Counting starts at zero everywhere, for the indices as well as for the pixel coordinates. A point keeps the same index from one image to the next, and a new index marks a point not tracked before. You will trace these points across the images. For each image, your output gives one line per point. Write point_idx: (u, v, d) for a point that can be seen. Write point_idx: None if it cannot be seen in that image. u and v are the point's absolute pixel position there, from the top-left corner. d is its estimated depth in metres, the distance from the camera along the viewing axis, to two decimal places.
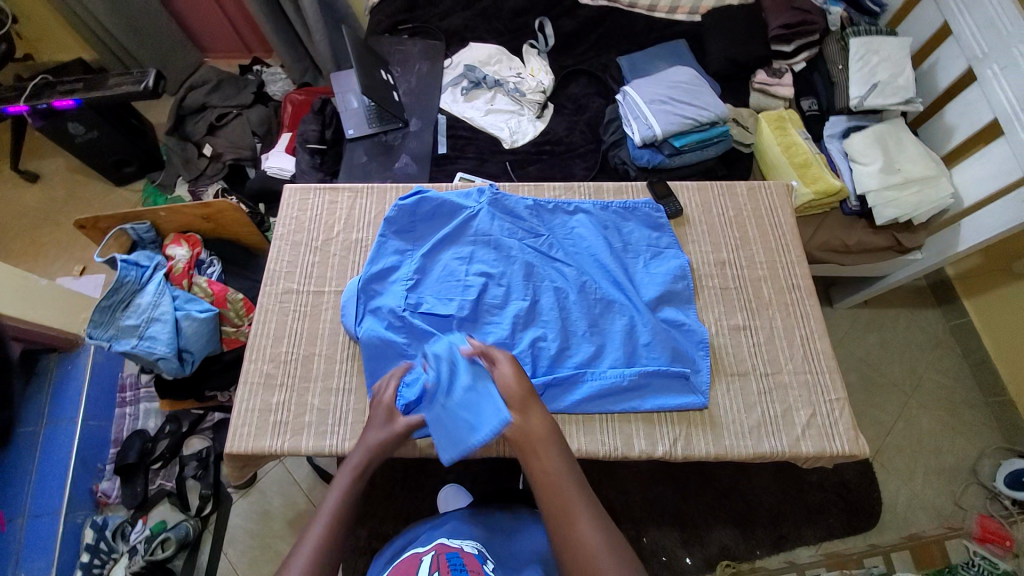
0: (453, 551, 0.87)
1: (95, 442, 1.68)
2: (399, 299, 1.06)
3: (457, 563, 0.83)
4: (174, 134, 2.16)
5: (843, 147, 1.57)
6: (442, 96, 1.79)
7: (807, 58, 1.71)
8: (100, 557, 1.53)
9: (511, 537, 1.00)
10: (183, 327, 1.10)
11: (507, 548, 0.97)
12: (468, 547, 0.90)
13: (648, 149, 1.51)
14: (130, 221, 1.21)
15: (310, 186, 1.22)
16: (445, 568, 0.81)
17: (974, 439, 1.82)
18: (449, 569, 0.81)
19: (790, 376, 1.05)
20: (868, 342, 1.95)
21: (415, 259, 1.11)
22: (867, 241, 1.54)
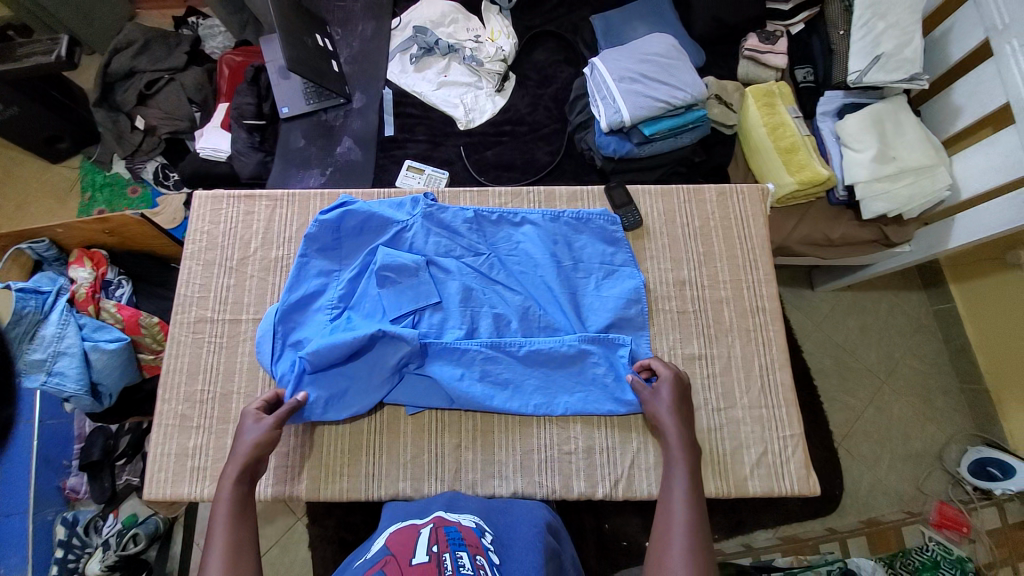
0: (451, 525, 0.78)
1: (58, 439, 1.47)
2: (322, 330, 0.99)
3: (456, 537, 0.74)
4: (102, 105, 1.80)
5: (835, 128, 1.40)
6: (389, 65, 1.57)
7: (806, 19, 1.54)
8: (74, 552, 1.39)
9: (509, 510, 0.90)
10: (93, 361, 1.16)
11: (506, 519, 0.87)
12: (466, 521, 0.81)
13: (615, 136, 1.34)
14: (27, 239, 1.24)
15: (221, 195, 1.14)
16: (445, 542, 0.71)
17: (945, 424, 1.69)
18: (449, 543, 0.71)
19: (743, 411, 1.01)
20: (846, 328, 1.75)
21: (340, 283, 1.02)
22: (851, 235, 1.41)
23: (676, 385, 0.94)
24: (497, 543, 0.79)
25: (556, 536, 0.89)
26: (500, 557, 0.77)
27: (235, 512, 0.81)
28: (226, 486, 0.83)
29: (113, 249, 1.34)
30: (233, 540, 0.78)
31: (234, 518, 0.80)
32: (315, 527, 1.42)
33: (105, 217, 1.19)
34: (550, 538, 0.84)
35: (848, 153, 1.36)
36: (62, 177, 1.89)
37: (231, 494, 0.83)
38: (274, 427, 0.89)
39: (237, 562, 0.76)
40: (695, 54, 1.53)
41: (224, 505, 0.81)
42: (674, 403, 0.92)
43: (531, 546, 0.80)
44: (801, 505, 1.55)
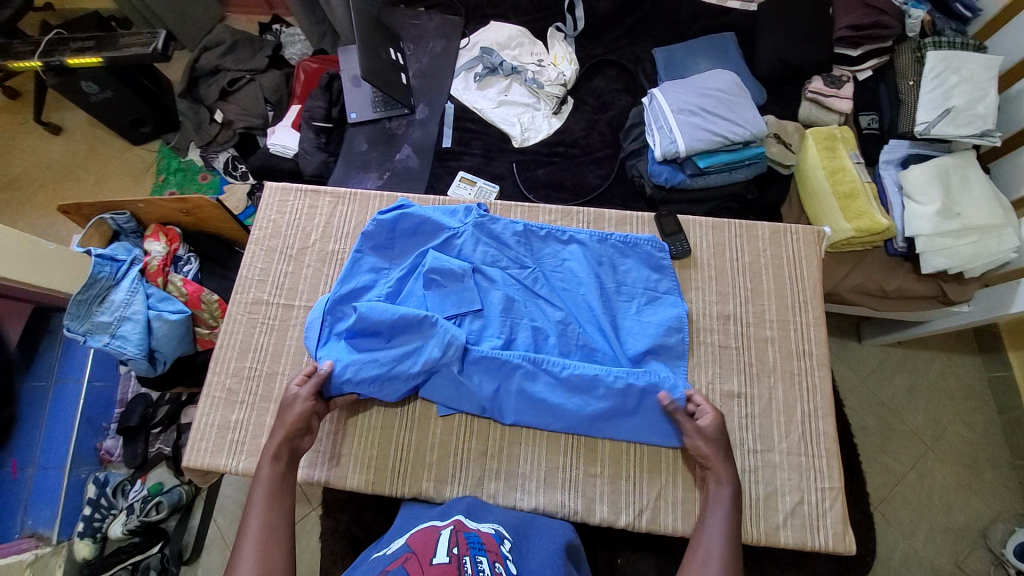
0: (470, 530, 0.78)
1: (100, 402, 1.56)
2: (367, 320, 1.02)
3: (476, 542, 0.74)
4: (185, 97, 1.97)
5: (899, 178, 1.36)
6: (454, 82, 1.65)
7: (874, 67, 1.51)
8: (100, 512, 1.43)
9: (532, 525, 0.89)
10: (155, 328, 1.24)
11: (522, 534, 0.86)
12: (486, 528, 0.81)
13: (668, 165, 1.35)
14: (110, 211, 1.34)
15: (290, 188, 1.22)
16: (465, 545, 0.72)
17: (989, 500, 1.55)
18: (469, 547, 0.71)
19: (781, 456, 0.98)
20: (893, 386, 1.66)
21: (390, 280, 1.06)
22: (907, 288, 1.36)
23: (719, 423, 0.91)
24: (515, 553, 0.79)
25: (575, 558, 0.88)
26: (517, 567, 0.76)
27: (274, 483, 0.86)
28: (267, 462, 0.87)
29: (186, 228, 1.44)
30: (268, 521, 0.81)
31: (270, 500, 0.84)
32: (328, 520, 1.43)
33: (185, 197, 1.29)
34: (569, 558, 0.83)
35: (912, 204, 1.31)
36: (141, 159, 2.05)
37: (271, 470, 0.87)
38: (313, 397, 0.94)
39: (267, 550, 0.78)
40: (756, 92, 1.53)
41: (262, 482, 0.85)
42: (715, 440, 0.90)
43: (551, 561, 0.79)
44: (832, 570, 1.44)
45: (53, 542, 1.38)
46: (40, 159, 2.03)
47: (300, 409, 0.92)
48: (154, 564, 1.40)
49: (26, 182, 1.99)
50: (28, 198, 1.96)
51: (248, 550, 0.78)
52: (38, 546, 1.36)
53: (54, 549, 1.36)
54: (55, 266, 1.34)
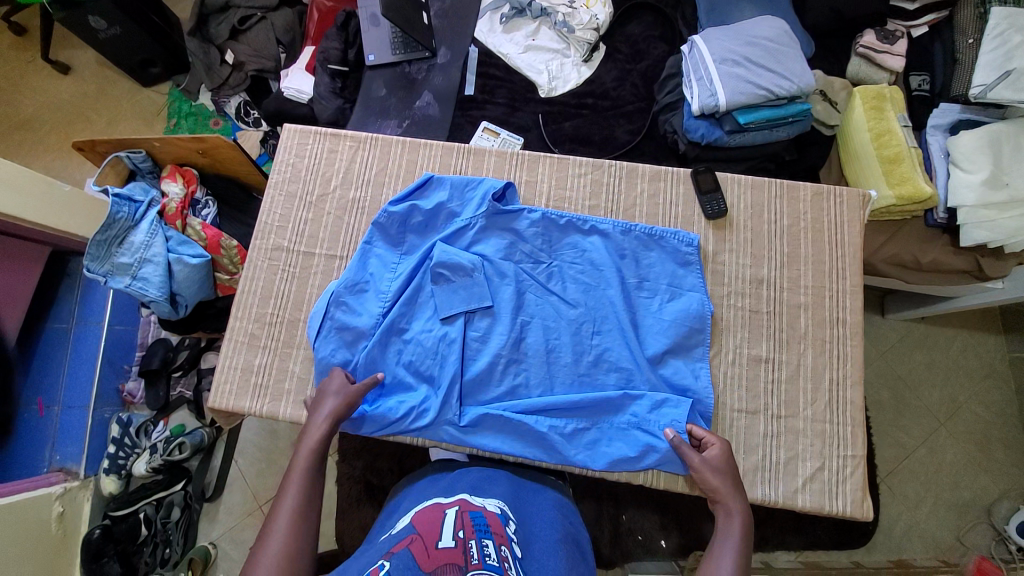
0: (476, 511, 0.76)
1: (122, 345, 1.58)
2: (373, 318, 1.00)
3: (482, 524, 0.72)
4: (195, 36, 1.84)
5: (947, 144, 1.28)
6: (478, 24, 1.55)
7: (931, 21, 1.39)
8: (124, 450, 1.48)
9: (531, 500, 0.89)
10: (176, 272, 1.23)
11: (527, 510, 0.85)
12: (491, 507, 0.79)
13: (706, 121, 1.28)
14: (126, 148, 1.31)
15: (310, 131, 1.17)
16: (471, 529, 0.70)
17: (999, 478, 1.55)
18: (475, 531, 0.70)
19: (805, 422, 0.98)
20: (913, 361, 1.63)
21: (399, 273, 1.03)
22: (944, 261, 1.28)
23: (726, 453, 0.88)
24: (520, 536, 0.77)
25: (575, 545, 0.84)
26: (523, 548, 0.75)
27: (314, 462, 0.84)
28: (307, 447, 0.85)
29: (203, 170, 1.41)
30: (301, 500, 0.79)
31: (305, 480, 0.82)
32: (345, 465, 1.47)
33: (201, 137, 1.25)
34: (569, 547, 0.81)
35: (957, 172, 1.24)
36: (151, 102, 1.98)
37: (310, 453, 0.84)
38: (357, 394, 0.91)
39: (298, 530, 0.76)
40: (804, 44, 1.42)
41: (300, 464, 0.83)
42: (723, 471, 0.86)
43: (552, 551, 0.76)
44: (835, 537, 1.46)
45: (81, 477, 1.44)
46: (50, 99, 1.97)
47: (333, 403, 0.90)
48: (179, 500, 1.46)
49: (38, 123, 1.94)
50: (40, 140, 1.92)
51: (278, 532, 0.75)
52: (67, 479, 1.42)
53: (82, 484, 1.43)
54: (71, 209, 1.34)
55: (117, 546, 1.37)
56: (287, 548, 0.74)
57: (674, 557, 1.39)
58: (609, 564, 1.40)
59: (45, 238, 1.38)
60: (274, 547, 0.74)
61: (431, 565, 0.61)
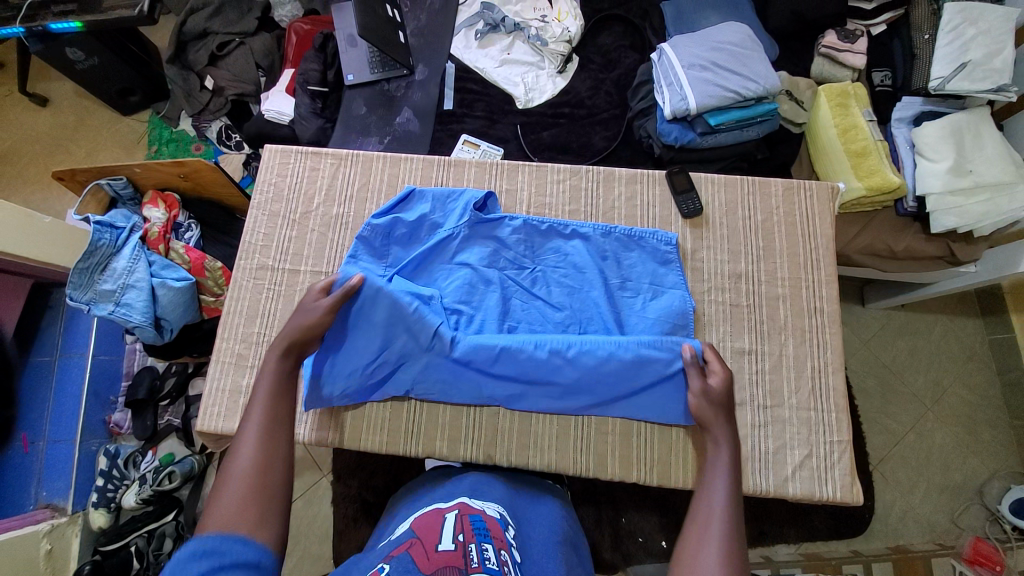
0: (476, 514, 0.76)
1: (107, 375, 1.55)
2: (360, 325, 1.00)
3: (481, 528, 0.72)
4: (174, 63, 1.85)
5: (912, 136, 1.33)
6: (454, 41, 1.58)
7: (889, 20, 1.46)
8: (113, 482, 1.44)
9: (531, 505, 0.88)
10: (159, 297, 1.23)
11: (525, 514, 0.85)
12: (491, 510, 0.79)
13: (678, 124, 1.32)
14: (107, 176, 1.31)
15: (290, 151, 1.19)
16: (471, 532, 0.70)
17: (986, 459, 1.58)
18: (475, 534, 0.69)
19: (791, 411, 0.99)
20: (896, 348, 1.66)
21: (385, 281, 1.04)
22: (917, 248, 1.33)
23: (726, 381, 0.91)
24: (519, 539, 0.77)
25: (574, 546, 0.84)
26: (523, 552, 0.75)
27: (279, 378, 0.83)
28: (270, 365, 0.85)
29: (184, 195, 1.41)
30: (270, 410, 0.79)
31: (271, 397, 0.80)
32: (339, 484, 1.45)
33: (182, 161, 1.25)
34: (568, 548, 0.81)
35: (923, 162, 1.29)
36: (131, 130, 1.98)
37: (274, 370, 0.84)
38: (329, 310, 0.91)
39: (270, 440, 0.75)
40: (769, 47, 1.47)
41: (265, 379, 0.82)
42: (717, 396, 0.89)
43: (552, 553, 0.77)
44: (832, 526, 1.47)
45: (68, 513, 1.40)
46: (28, 132, 1.96)
47: (305, 320, 0.90)
48: (171, 531, 1.43)
49: (16, 157, 1.93)
50: (19, 173, 1.90)
51: (249, 438, 0.75)
52: (53, 517, 1.38)
53: (70, 519, 1.39)
54: (52, 239, 1.33)
55: None
56: (260, 456, 0.73)
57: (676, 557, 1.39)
58: (611, 567, 1.39)
59: (24, 269, 1.36)
60: (246, 458, 0.72)
61: (431, 568, 0.62)
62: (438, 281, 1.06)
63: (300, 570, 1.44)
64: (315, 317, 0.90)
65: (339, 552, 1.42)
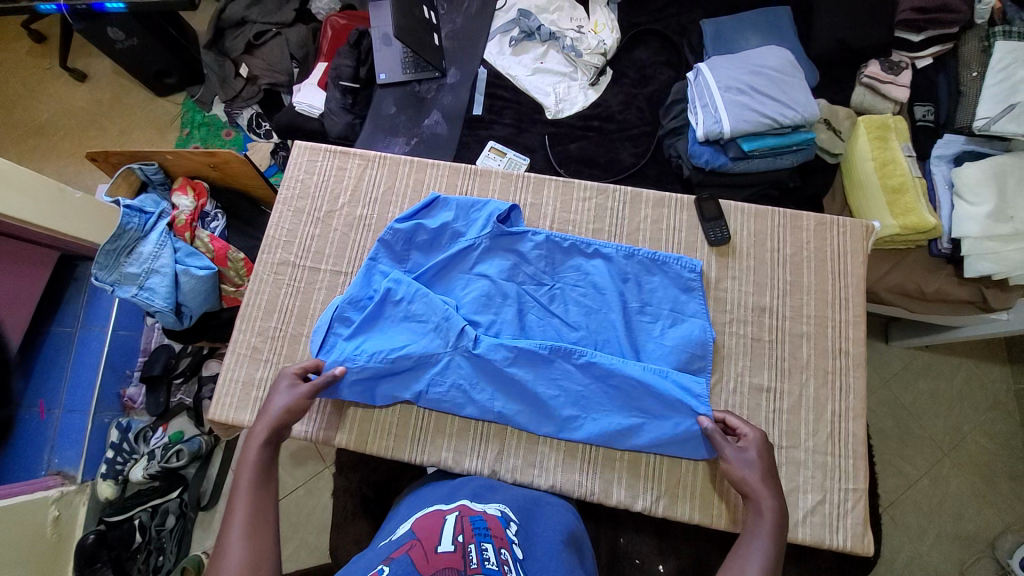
0: (476, 515, 0.75)
1: (124, 350, 1.58)
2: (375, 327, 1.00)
3: (482, 527, 0.72)
4: (211, 49, 1.89)
5: (951, 175, 1.28)
6: (488, 46, 1.58)
7: (935, 54, 1.41)
8: (122, 456, 1.47)
9: (536, 509, 0.88)
10: (182, 284, 1.25)
11: (527, 516, 0.85)
12: (492, 510, 0.79)
13: (710, 147, 1.29)
14: (139, 160, 1.33)
15: (320, 148, 1.19)
16: (470, 532, 0.69)
17: (1004, 513, 1.52)
18: (474, 534, 0.69)
19: (806, 454, 0.97)
20: (915, 390, 1.61)
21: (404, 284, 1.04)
22: (948, 292, 1.28)
23: (761, 446, 0.88)
24: (521, 537, 0.76)
25: (578, 547, 0.84)
26: (524, 550, 0.74)
27: (258, 477, 0.83)
28: (248, 457, 0.85)
29: (214, 184, 1.44)
30: (253, 508, 0.79)
31: (253, 490, 0.82)
32: (341, 479, 1.45)
33: (213, 152, 1.27)
34: (571, 548, 0.81)
35: (960, 205, 1.24)
36: (164, 111, 2.01)
37: (252, 465, 0.84)
38: (306, 396, 0.91)
39: (255, 542, 0.76)
40: (809, 73, 1.44)
41: (244, 475, 0.82)
42: (758, 465, 0.87)
43: (554, 554, 0.76)
44: (836, 566, 1.43)
45: (78, 481, 1.43)
46: (66, 106, 2.01)
47: (283, 402, 0.90)
48: (174, 508, 1.44)
49: (53, 129, 1.98)
50: (55, 146, 1.95)
51: (233, 545, 0.75)
52: (64, 484, 1.41)
53: (79, 488, 1.42)
54: (82, 216, 1.36)
55: (111, 552, 1.34)
56: (248, 554, 0.74)
57: None
58: None
59: (53, 243, 1.39)
60: (231, 562, 0.73)
61: (430, 569, 0.61)
62: (456, 290, 1.05)
63: (295, 561, 1.45)
64: (293, 400, 0.90)
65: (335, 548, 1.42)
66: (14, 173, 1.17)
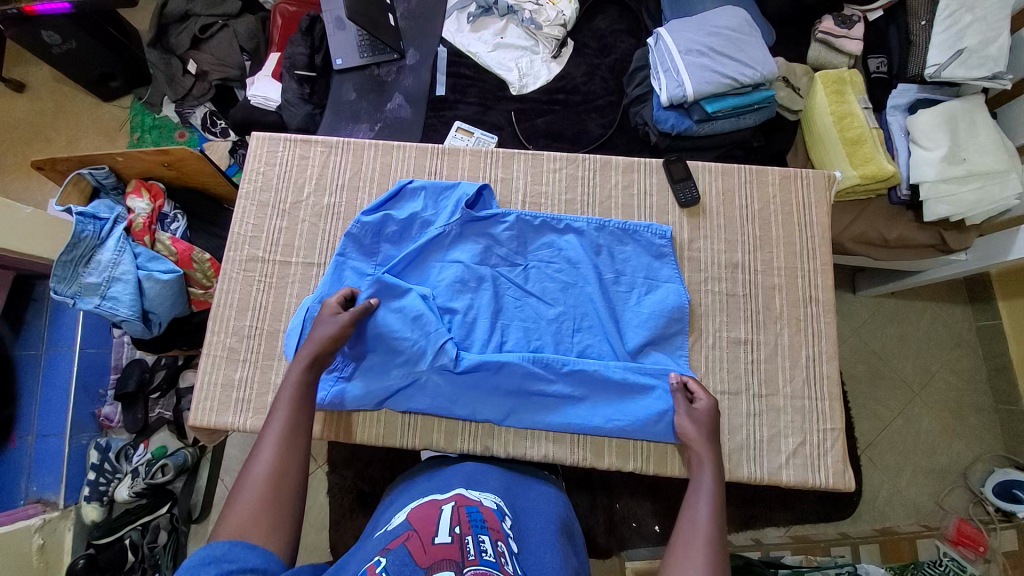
0: (472, 505, 0.76)
1: (95, 368, 1.52)
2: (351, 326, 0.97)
3: (478, 519, 0.72)
4: (155, 46, 1.78)
5: (907, 123, 1.32)
6: (446, 24, 1.54)
7: (886, 5, 1.42)
8: (105, 476, 1.43)
9: (528, 497, 0.88)
10: (147, 289, 1.20)
11: (521, 504, 0.86)
12: (488, 501, 0.79)
13: (675, 111, 1.30)
14: (88, 165, 1.27)
15: (278, 138, 1.15)
16: (467, 524, 0.70)
17: (971, 442, 1.62)
18: (471, 526, 0.69)
19: (785, 400, 1.01)
20: (884, 336, 1.69)
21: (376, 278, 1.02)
22: (909, 236, 1.33)
23: (712, 409, 0.90)
24: (516, 529, 0.77)
25: (569, 535, 0.85)
26: (520, 543, 0.75)
27: (298, 392, 0.84)
28: (293, 375, 0.86)
29: (170, 183, 1.38)
30: (289, 423, 0.80)
31: (293, 405, 0.82)
32: (335, 475, 1.45)
33: (166, 150, 1.21)
34: (564, 537, 0.82)
35: (917, 150, 1.28)
36: (112, 116, 1.91)
37: (296, 382, 0.85)
38: (348, 323, 0.91)
39: (286, 450, 0.77)
40: (767, 32, 1.45)
41: (286, 392, 0.84)
42: (704, 423, 0.89)
43: (549, 543, 0.77)
44: (821, 509, 1.50)
45: (61, 507, 1.39)
46: (4, 119, 1.89)
47: (329, 326, 0.90)
48: (165, 523, 1.42)
49: None
50: None
51: (265, 453, 0.76)
52: (46, 511, 1.37)
53: (63, 513, 1.38)
54: (32, 231, 1.28)
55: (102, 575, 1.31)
56: (276, 466, 0.75)
57: (669, 541, 1.41)
58: (605, 553, 1.41)
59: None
60: (264, 464, 0.75)
61: (428, 561, 0.61)
62: (431, 277, 1.04)
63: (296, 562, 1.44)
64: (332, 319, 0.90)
65: (336, 543, 1.42)
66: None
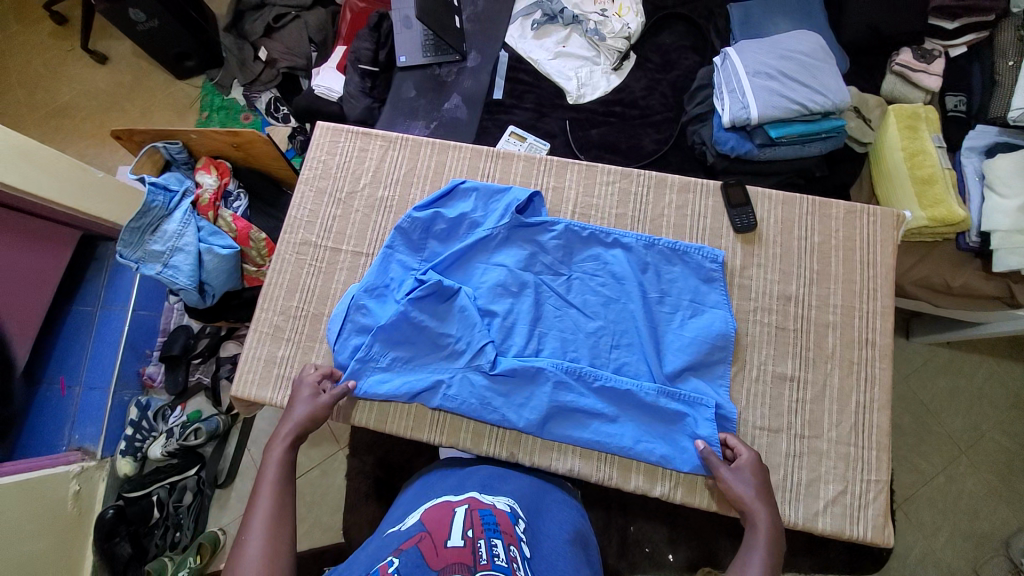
0: (485, 508, 0.76)
1: (145, 329, 1.61)
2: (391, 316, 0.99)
3: (491, 523, 0.72)
4: (230, 31, 1.89)
5: (983, 167, 1.24)
6: (509, 30, 1.56)
7: (970, 42, 1.36)
8: (141, 433, 1.50)
9: (545, 504, 0.88)
10: (206, 262, 1.26)
11: (536, 509, 0.85)
12: (501, 504, 0.79)
13: (736, 133, 1.27)
14: (164, 139, 1.35)
15: (342, 129, 1.19)
16: (479, 527, 0.69)
17: (1018, 510, 1.49)
18: (484, 530, 0.69)
19: (829, 444, 0.96)
20: (935, 387, 1.58)
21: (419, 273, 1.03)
22: (974, 285, 1.24)
23: (756, 466, 0.88)
24: (530, 534, 0.76)
25: (584, 545, 0.84)
26: (533, 548, 0.74)
27: (279, 476, 0.85)
28: (273, 456, 0.87)
29: (237, 164, 1.45)
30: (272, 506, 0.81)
31: (275, 487, 0.83)
32: (356, 461, 1.47)
33: (238, 131, 1.28)
34: (578, 546, 0.81)
35: (991, 196, 1.20)
36: (184, 94, 2.02)
37: (276, 464, 0.86)
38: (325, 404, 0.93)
39: (273, 533, 0.77)
40: (841, 60, 1.40)
41: (268, 476, 0.84)
42: (755, 484, 0.86)
43: (561, 552, 0.76)
44: (849, 561, 1.42)
45: (98, 457, 1.46)
46: (88, 89, 2.03)
47: (303, 408, 0.92)
48: (191, 485, 1.48)
49: (75, 112, 2.00)
50: (78, 128, 1.97)
51: (252, 540, 0.76)
52: (85, 459, 1.44)
53: (99, 464, 1.45)
54: (109, 197, 1.41)
55: (129, 527, 1.38)
56: (265, 550, 0.75)
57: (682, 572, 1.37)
58: None
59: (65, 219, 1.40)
60: (250, 553, 0.75)
61: (440, 564, 0.61)
62: (474, 278, 1.05)
63: (309, 539, 1.48)
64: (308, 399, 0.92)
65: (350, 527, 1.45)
66: (36, 151, 1.20)
